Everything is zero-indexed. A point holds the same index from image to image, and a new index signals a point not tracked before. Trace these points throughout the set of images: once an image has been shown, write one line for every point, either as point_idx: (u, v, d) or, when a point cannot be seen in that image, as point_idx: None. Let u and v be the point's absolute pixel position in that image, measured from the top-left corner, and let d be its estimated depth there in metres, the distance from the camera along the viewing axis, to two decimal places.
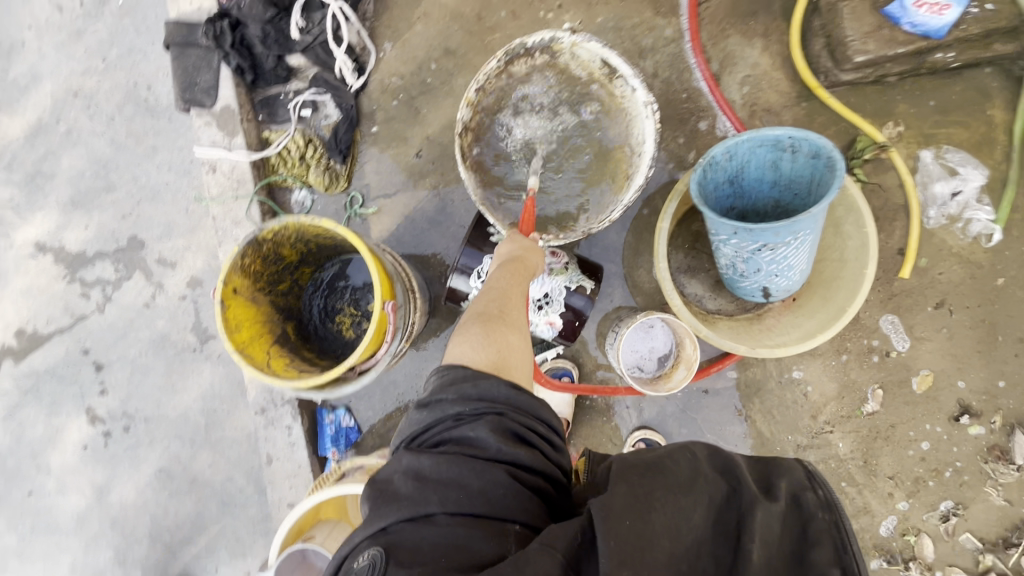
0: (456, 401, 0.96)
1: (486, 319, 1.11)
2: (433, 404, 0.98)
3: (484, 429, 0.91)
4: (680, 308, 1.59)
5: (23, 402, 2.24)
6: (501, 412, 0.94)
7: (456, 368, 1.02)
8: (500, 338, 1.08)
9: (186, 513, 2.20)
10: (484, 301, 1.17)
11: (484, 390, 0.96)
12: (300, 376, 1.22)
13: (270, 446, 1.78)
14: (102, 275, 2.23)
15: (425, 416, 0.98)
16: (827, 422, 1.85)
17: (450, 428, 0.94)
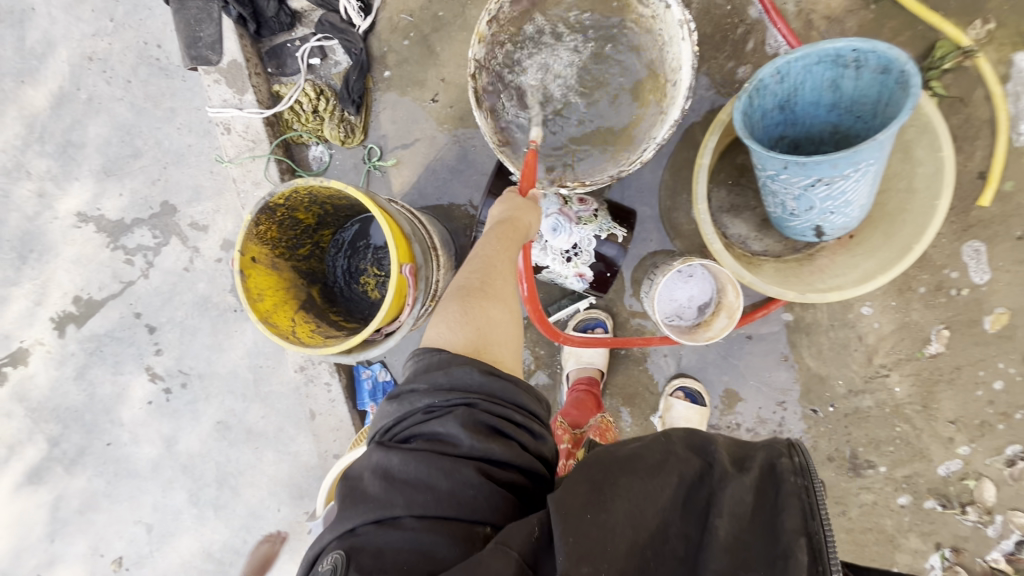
0: (427, 392, 0.93)
1: (466, 295, 1.07)
2: (403, 395, 0.95)
3: (454, 423, 0.88)
4: (721, 253, 1.48)
5: (90, 363, 2.40)
6: (473, 402, 0.91)
7: (427, 356, 0.99)
8: (480, 315, 1.04)
9: (246, 460, 2.36)
10: (466, 274, 1.11)
11: (455, 377, 0.93)
12: (326, 342, 1.21)
13: (312, 402, 1.85)
14: (141, 242, 2.29)
15: (394, 408, 0.95)
16: (884, 365, 1.73)
17: (420, 421, 0.91)
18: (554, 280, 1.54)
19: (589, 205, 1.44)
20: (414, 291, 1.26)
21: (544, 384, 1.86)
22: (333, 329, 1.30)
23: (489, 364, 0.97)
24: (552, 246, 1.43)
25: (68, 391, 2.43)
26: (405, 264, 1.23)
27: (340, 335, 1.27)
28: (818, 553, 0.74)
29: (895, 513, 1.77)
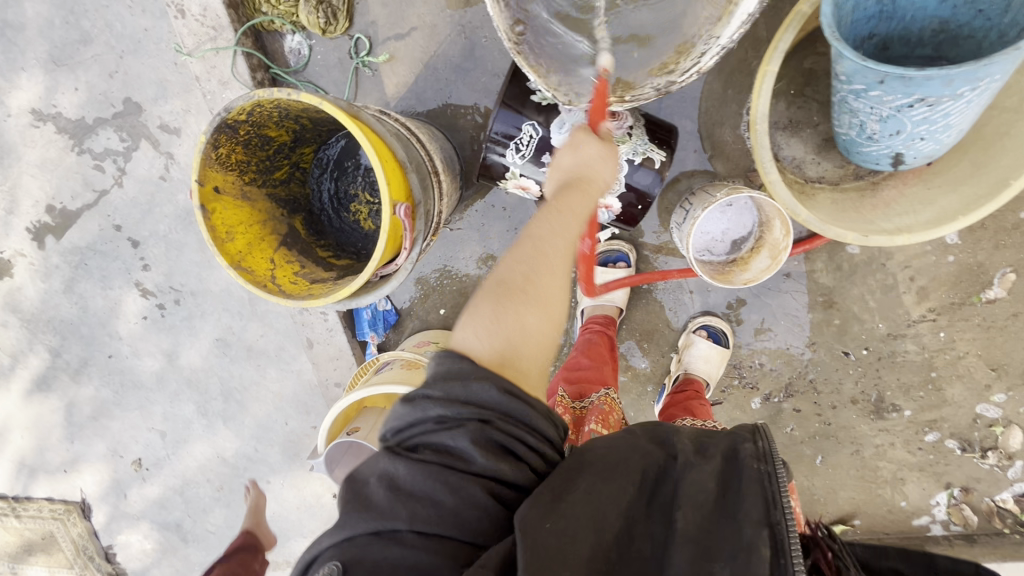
0: (440, 399, 0.80)
1: (501, 293, 0.90)
2: (416, 398, 0.81)
3: (465, 440, 0.77)
4: (777, 184, 1.23)
5: (76, 276, 2.27)
6: (489, 421, 0.79)
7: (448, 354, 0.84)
8: (516, 320, 0.88)
9: (250, 376, 2.32)
10: (504, 261, 0.93)
11: (474, 392, 0.80)
12: (312, 289, 1.05)
13: (309, 331, 1.74)
14: (109, 146, 2.05)
15: (404, 410, 0.81)
16: (931, 308, 1.57)
17: (431, 429, 0.79)
18: None
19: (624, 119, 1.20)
20: (410, 231, 1.06)
21: None
22: (320, 269, 1.13)
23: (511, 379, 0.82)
24: None
25: (60, 303, 2.33)
26: (398, 200, 1.04)
27: (327, 279, 1.10)
28: (778, 544, 0.72)
29: (915, 455, 1.70)
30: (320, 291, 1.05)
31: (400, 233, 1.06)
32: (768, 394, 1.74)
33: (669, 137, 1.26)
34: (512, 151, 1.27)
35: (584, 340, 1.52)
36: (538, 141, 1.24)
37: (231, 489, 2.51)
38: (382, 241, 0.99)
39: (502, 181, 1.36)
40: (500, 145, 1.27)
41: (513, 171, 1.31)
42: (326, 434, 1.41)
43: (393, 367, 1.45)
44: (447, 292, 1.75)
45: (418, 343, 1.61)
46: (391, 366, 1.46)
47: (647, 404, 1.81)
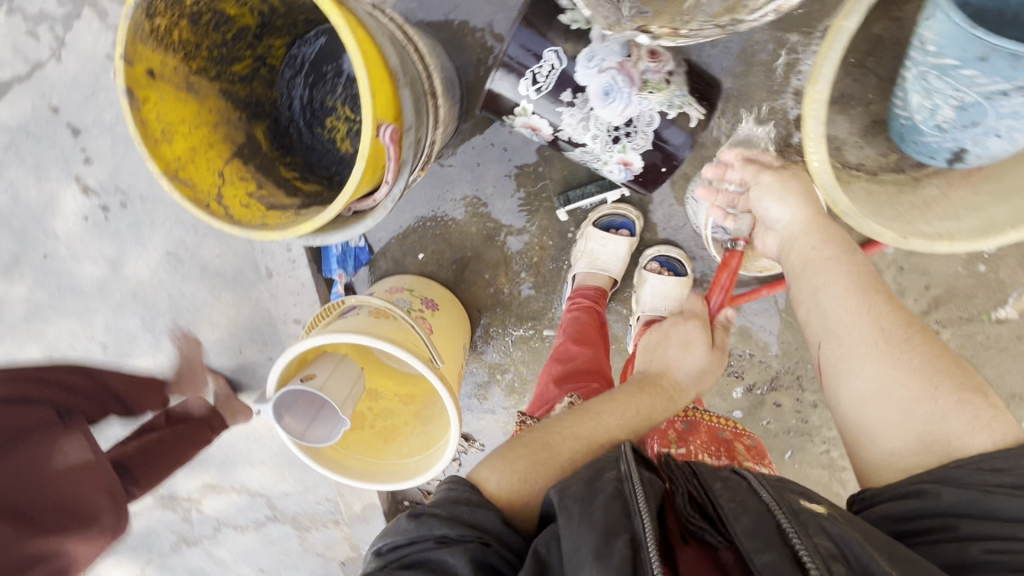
0: (444, 520, 0.82)
1: (538, 457, 0.94)
2: (422, 513, 0.83)
3: (462, 555, 0.77)
4: (821, 169, 1.05)
5: (6, 161, 1.98)
6: (487, 542, 0.81)
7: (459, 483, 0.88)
8: (541, 484, 0.91)
9: (203, 298, 2.12)
10: (558, 429, 1.00)
11: (479, 515, 0.84)
12: (266, 217, 0.87)
13: (269, 260, 1.56)
14: (45, 10, 1.82)
15: (409, 527, 0.83)
16: (937, 321, 1.48)
17: (430, 550, 0.80)
18: (589, 163, 1.18)
19: (663, 62, 1.03)
20: (392, 158, 0.88)
21: (545, 279, 1.59)
22: (281, 193, 0.94)
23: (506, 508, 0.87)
24: (599, 119, 1.07)
25: None
26: (382, 115, 0.85)
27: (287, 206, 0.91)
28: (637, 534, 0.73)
29: None
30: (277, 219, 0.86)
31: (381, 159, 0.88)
32: (751, 385, 1.67)
33: (709, 92, 1.09)
34: (526, 82, 1.06)
35: (569, 317, 1.40)
36: (559, 73, 1.04)
37: None
38: (359, 168, 0.81)
39: (508, 118, 1.16)
40: (514, 72, 1.07)
41: (524, 106, 1.11)
42: (277, 381, 1.26)
43: (359, 313, 1.30)
44: (429, 235, 1.57)
45: (391, 290, 1.45)
46: (355, 313, 1.30)
47: None
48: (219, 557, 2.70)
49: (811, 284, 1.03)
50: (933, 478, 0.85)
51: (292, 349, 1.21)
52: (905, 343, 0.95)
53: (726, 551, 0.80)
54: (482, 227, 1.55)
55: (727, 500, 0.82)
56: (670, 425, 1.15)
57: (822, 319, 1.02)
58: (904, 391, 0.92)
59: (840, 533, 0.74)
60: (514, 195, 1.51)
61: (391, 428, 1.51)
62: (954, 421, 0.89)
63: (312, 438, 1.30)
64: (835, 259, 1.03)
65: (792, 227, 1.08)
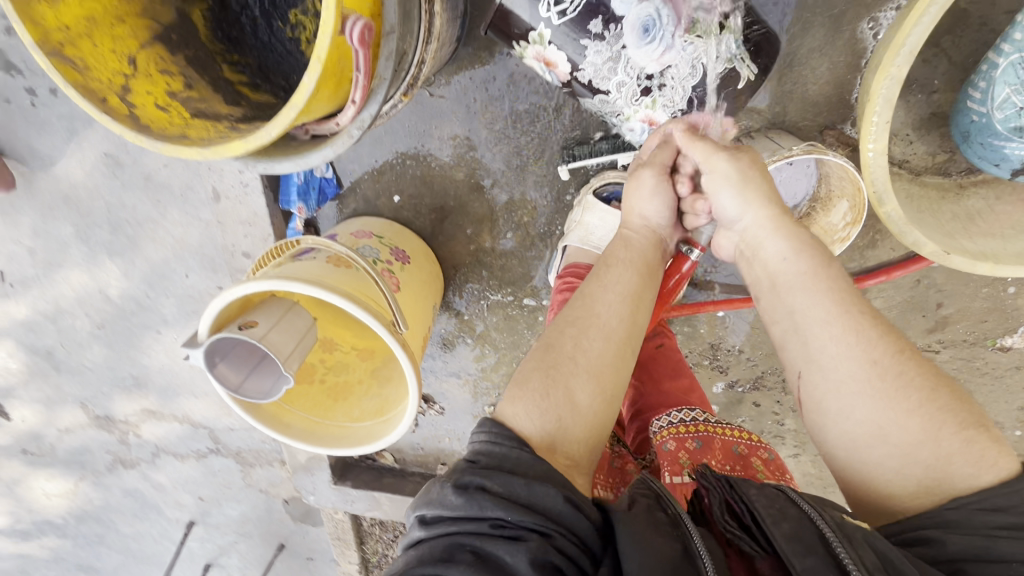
0: (498, 501, 0.69)
1: (547, 366, 0.85)
2: (473, 491, 0.70)
3: (523, 556, 0.64)
4: (875, 161, 0.89)
5: None
6: (548, 534, 0.68)
7: (508, 448, 0.76)
8: (559, 395, 0.82)
9: (145, 211, 1.87)
10: (554, 333, 0.89)
11: (536, 494, 0.70)
12: (187, 129, 0.82)
13: (217, 180, 1.34)
14: None
15: (457, 504, 0.70)
16: (939, 340, 1.40)
17: (484, 537, 0.67)
18: (606, 116, 1.04)
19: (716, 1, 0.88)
20: (359, 70, 0.70)
21: (533, 242, 1.42)
22: (218, 102, 0.89)
23: (569, 487, 0.73)
24: (630, 61, 0.92)
25: None
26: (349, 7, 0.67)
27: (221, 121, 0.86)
28: None
29: None
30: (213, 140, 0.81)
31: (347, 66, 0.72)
32: (733, 381, 1.58)
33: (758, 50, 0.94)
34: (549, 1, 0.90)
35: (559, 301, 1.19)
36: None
37: (112, 331, 2.14)
38: (311, 77, 0.65)
39: (519, 47, 1.01)
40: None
41: (541, 32, 0.94)
42: (214, 324, 1.08)
43: (318, 257, 1.13)
44: (409, 176, 1.37)
45: (360, 232, 1.27)
46: (310, 256, 1.13)
47: None
48: (157, 481, 2.59)
49: (788, 307, 0.83)
50: (936, 523, 0.69)
51: (228, 293, 1.03)
52: (902, 381, 0.74)
53: (763, 559, 0.72)
54: (470, 175, 1.35)
55: (763, 506, 0.74)
56: (679, 444, 1.04)
57: (802, 346, 0.81)
58: (904, 435, 0.72)
59: (887, 550, 0.66)
60: (511, 142, 1.31)
61: (344, 385, 1.37)
62: (959, 463, 0.70)
63: (247, 392, 1.15)
64: (815, 274, 0.83)
65: (758, 229, 0.89)
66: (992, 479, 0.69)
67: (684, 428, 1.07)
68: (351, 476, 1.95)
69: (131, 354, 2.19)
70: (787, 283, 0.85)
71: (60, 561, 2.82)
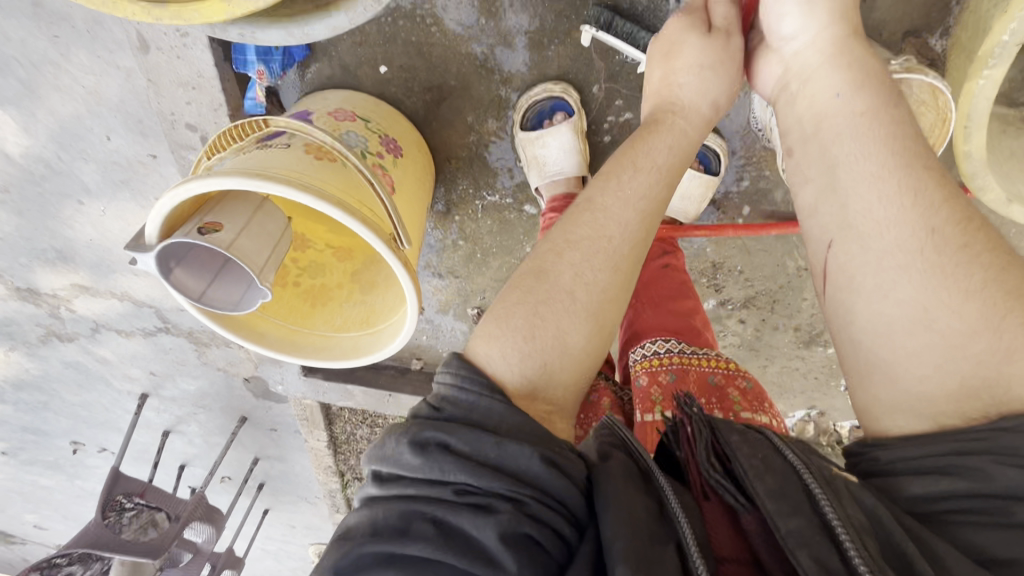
0: (461, 463, 0.56)
1: (537, 300, 0.70)
2: (434, 451, 0.57)
3: (490, 530, 0.53)
4: (983, 91, 0.78)
5: None
6: (521, 501, 0.55)
7: (477, 395, 0.62)
8: (548, 333, 0.69)
9: (42, 47, 1.45)
10: (551, 255, 0.73)
11: (509, 452, 0.57)
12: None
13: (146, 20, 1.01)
14: None
15: (416, 466, 0.57)
16: None
17: (444, 505, 0.55)
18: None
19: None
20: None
21: None
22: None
23: (554, 444, 0.60)
24: None
25: None
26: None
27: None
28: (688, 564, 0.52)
29: (807, 383, 1.74)
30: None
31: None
32: (724, 299, 1.56)
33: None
34: None
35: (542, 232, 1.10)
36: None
37: (21, 197, 1.80)
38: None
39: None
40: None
41: None
42: (165, 221, 0.86)
43: (280, 146, 0.90)
44: (401, 41, 1.10)
45: (340, 113, 1.03)
46: (277, 143, 0.91)
47: None
48: (101, 355, 2.42)
49: (828, 157, 0.66)
50: (987, 448, 0.49)
51: (182, 188, 0.81)
52: (965, 257, 0.55)
53: (749, 514, 0.57)
54: (476, 48, 1.10)
55: (745, 454, 0.57)
56: (652, 380, 1.00)
57: (838, 209, 0.63)
58: (954, 322, 0.54)
59: (880, 505, 0.50)
60: (534, 11, 1.06)
61: (320, 289, 1.23)
62: (1021, 365, 0.51)
63: (213, 302, 0.98)
64: (873, 120, 0.65)
65: (814, 55, 0.74)
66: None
67: (657, 362, 1.02)
68: (320, 368, 1.89)
69: (50, 225, 1.88)
70: (835, 130, 0.67)
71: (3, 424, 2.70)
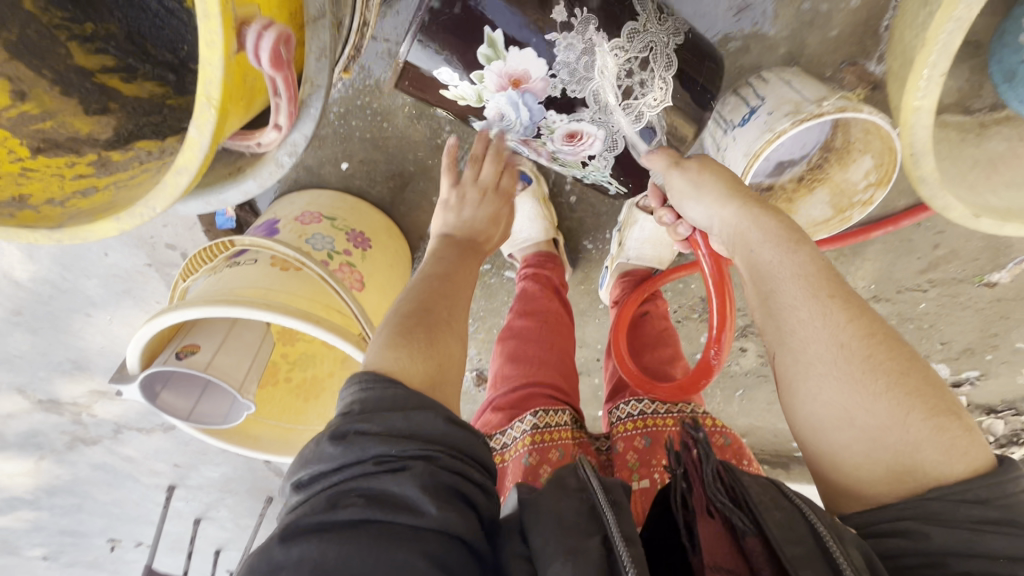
0: (376, 435, 0.57)
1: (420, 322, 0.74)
2: (353, 436, 0.57)
3: (412, 485, 0.54)
4: (918, 120, 0.77)
5: None
6: (434, 457, 0.58)
7: (382, 389, 0.62)
8: (436, 344, 0.72)
9: None
10: (420, 293, 0.79)
11: (416, 423, 0.59)
12: (24, 182, 0.73)
13: None
14: None
15: (335, 455, 0.57)
16: (928, 280, 1.37)
17: (366, 475, 0.55)
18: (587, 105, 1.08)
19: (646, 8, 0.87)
20: (277, 94, 0.68)
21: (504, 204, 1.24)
22: (75, 117, 0.78)
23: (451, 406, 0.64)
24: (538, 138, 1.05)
25: None
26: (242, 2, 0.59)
27: (81, 153, 0.77)
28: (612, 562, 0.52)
29: None
30: (66, 201, 0.74)
31: (229, 119, 0.66)
32: None
33: (702, 71, 0.92)
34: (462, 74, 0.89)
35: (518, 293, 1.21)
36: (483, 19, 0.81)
37: None
38: (202, 133, 0.62)
39: (446, 95, 0.94)
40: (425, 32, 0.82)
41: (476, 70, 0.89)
42: (140, 356, 0.90)
43: (248, 263, 0.93)
44: (357, 139, 1.15)
45: (303, 217, 1.06)
46: (245, 260, 0.94)
47: (589, 322, 1.50)
48: (125, 454, 2.30)
49: (761, 288, 0.72)
50: (915, 515, 0.57)
51: (151, 322, 0.84)
52: (871, 365, 0.62)
53: (753, 536, 0.59)
54: (431, 135, 1.14)
55: (757, 494, 0.62)
56: (627, 445, 1.01)
57: (774, 327, 0.70)
58: (871, 420, 0.61)
59: (865, 545, 0.58)
60: None
61: (313, 381, 1.22)
62: (930, 451, 0.59)
63: (202, 418, 1.01)
64: (780, 254, 0.72)
65: (728, 226, 0.80)
66: (966, 470, 0.58)
67: (631, 425, 1.02)
68: None
69: None
70: (757, 269, 0.74)
71: (42, 530, 2.52)
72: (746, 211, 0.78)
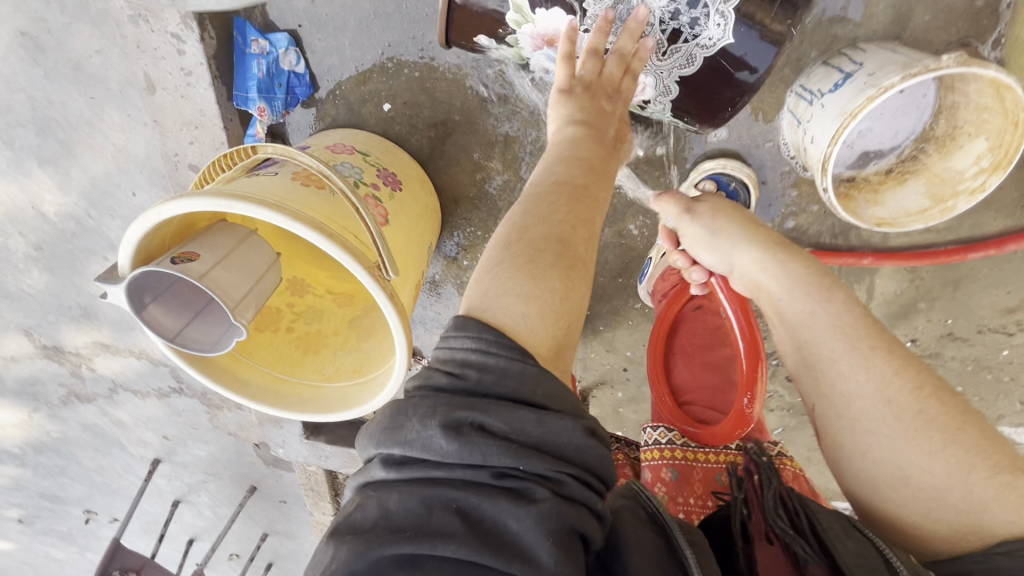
0: (501, 444, 0.49)
1: (552, 263, 0.62)
2: (471, 434, 0.49)
3: (531, 519, 0.46)
4: None
5: None
6: (562, 481, 0.50)
7: (507, 358, 0.54)
8: (554, 296, 0.61)
9: None
10: (542, 216, 0.66)
11: (554, 428, 0.51)
12: None
13: (152, 69, 1.13)
14: None
15: (450, 451, 0.49)
16: (1016, 322, 1.21)
17: (477, 492, 0.48)
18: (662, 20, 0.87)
19: None
20: None
21: None
22: None
23: (587, 415, 0.55)
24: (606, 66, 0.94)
25: None
26: None
27: None
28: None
29: None
30: None
31: None
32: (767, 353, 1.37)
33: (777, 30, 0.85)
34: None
35: None
36: None
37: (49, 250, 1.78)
38: None
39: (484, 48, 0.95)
40: None
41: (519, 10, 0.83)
42: (131, 254, 0.81)
43: (267, 176, 0.84)
44: (404, 77, 1.10)
45: (337, 146, 0.99)
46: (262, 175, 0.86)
47: (623, 322, 1.36)
48: (116, 419, 2.16)
49: (795, 338, 0.66)
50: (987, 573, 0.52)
51: (152, 214, 0.76)
52: (924, 422, 0.57)
53: (815, 565, 0.54)
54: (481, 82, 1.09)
55: (826, 519, 0.57)
56: (654, 476, 0.86)
57: (813, 380, 0.65)
58: (929, 480, 0.56)
59: None
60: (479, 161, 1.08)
61: (315, 336, 1.12)
62: (999, 512, 0.54)
63: (189, 342, 0.90)
64: (813, 305, 0.65)
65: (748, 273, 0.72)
66: None
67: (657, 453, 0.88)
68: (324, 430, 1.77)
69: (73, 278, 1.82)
70: (791, 320, 0.67)
71: (21, 489, 2.41)
72: (768, 257, 0.69)
